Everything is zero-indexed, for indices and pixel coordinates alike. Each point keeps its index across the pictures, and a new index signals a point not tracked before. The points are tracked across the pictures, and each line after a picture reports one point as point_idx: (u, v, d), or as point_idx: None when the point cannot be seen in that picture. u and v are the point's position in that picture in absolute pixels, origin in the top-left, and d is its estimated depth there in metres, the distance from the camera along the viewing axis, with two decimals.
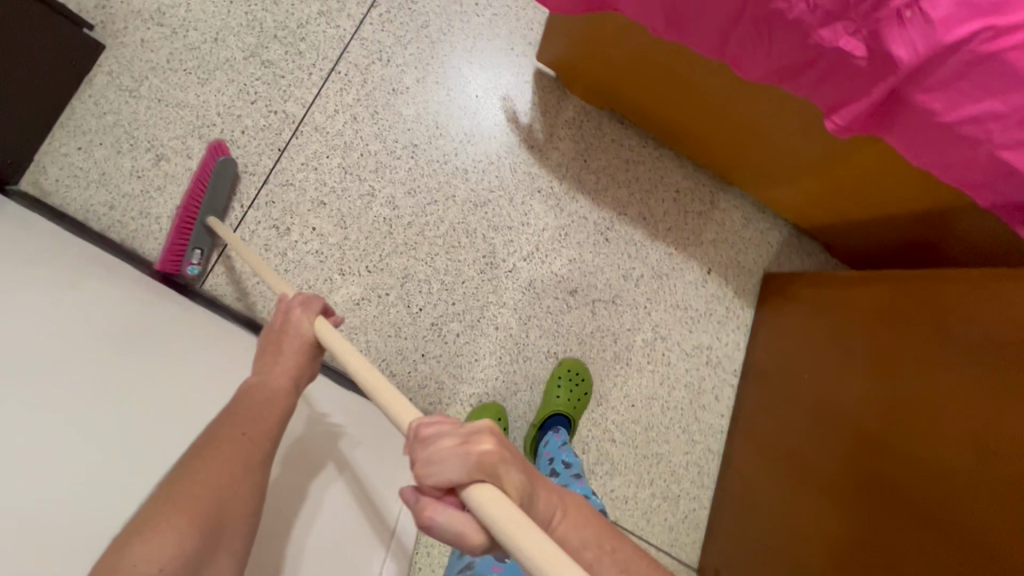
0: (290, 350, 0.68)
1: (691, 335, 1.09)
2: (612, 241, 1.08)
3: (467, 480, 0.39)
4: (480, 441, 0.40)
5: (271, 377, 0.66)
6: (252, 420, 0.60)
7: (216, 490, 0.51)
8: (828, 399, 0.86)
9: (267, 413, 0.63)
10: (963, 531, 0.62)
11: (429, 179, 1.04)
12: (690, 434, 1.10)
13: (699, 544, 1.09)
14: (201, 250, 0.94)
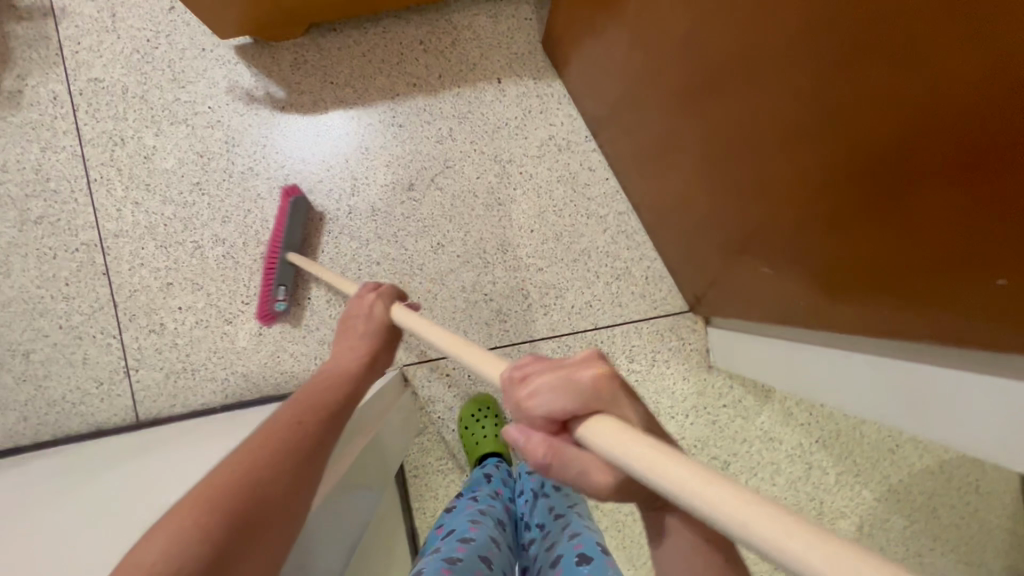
0: (370, 331, 0.74)
1: (528, 140, 1.11)
2: (406, 122, 1.10)
3: (574, 409, 0.36)
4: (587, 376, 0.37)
5: (336, 366, 0.69)
6: (313, 414, 0.56)
7: (256, 479, 0.44)
8: (679, 64, 0.73)
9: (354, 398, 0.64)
10: (845, 90, 0.49)
11: (230, 200, 1.07)
12: (595, 213, 1.11)
13: (671, 286, 1.12)
14: (285, 284, 1.04)
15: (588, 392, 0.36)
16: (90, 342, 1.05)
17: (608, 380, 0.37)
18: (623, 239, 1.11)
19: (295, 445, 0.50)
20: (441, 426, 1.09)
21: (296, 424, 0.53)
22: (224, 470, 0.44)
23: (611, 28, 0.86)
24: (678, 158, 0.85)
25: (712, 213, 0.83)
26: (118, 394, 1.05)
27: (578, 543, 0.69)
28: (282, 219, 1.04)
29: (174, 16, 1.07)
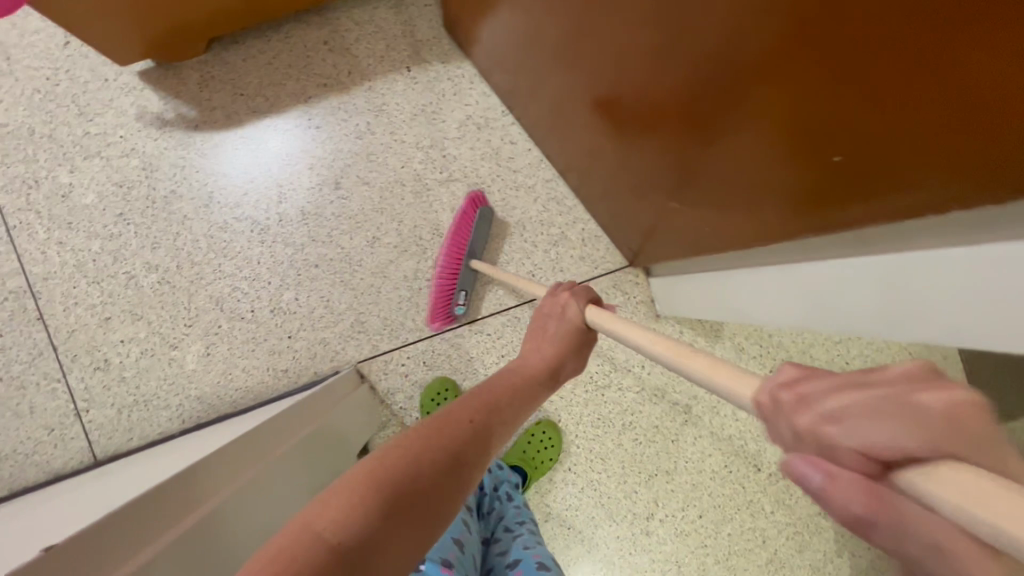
0: (553, 336, 0.68)
1: (446, 123, 1.12)
2: (323, 123, 1.10)
3: (918, 449, 0.23)
4: (907, 392, 0.23)
5: (527, 361, 0.66)
6: (481, 410, 0.53)
7: (408, 473, 0.41)
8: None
9: (515, 405, 0.58)
10: None
11: (157, 226, 1.06)
12: (523, 185, 1.13)
13: (608, 244, 1.14)
14: (465, 290, 1.09)
15: (926, 411, 0.23)
16: (34, 390, 1.03)
17: (969, 416, 0.22)
18: (555, 205, 1.13)
19: (461, 454, 0.46)
20: (404, 416, 1.09)
21: (477, 428, 0.50)
22: (379, 462, 0.41)
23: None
24: (580, 113, 0.88)
25: (620, 160, 0.86)
26: (71, 437, 1.03)
27: (535, 555, 0.83)
28: (463, 226, 1.10)
29: (71, 50, 1.06)
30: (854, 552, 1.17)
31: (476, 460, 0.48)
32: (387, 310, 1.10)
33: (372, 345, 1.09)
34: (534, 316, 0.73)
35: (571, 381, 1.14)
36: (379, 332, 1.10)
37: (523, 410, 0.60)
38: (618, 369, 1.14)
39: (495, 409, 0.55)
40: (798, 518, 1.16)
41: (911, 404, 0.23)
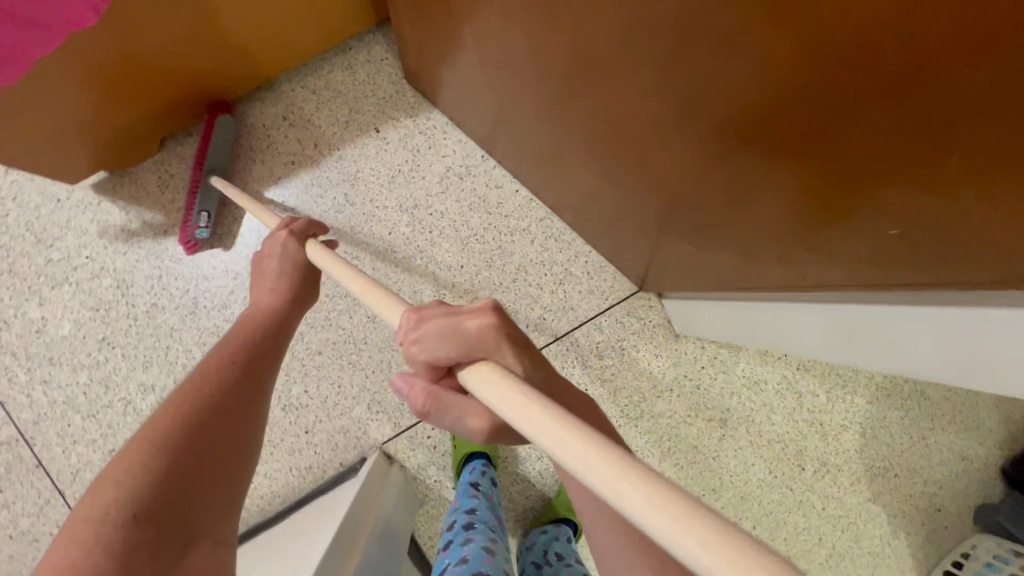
0: (277, 265, 0.76)
1: (427, 178, 1.07)
2: (298, 203, 1.04)
3: (448, 354, 0.45)
4: (473, 326, 0.45)
5: (260, 302, 0.73)
6: (239, 349, 0.63)
7: (163, 441, 0.47)
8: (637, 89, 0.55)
9: (257, 358, 0.63)
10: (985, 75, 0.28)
11: (144, 344, 1.00)
12: (518, 228, 1.09)
13: (614, 272, 1.10)
14: (207, 212, 0.98)
15: (468, 335, 0.45)
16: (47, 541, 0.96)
17: (490, 329, 0.45)
18: (553, 243, 1.09)
19: (183, 416, 0.51)
20: (441, 488, 1.05)
21: (200, 390, 0.55)
22: (140, 440, 0.48)
23: (462, 53, 0.84)
24: (574, 157, 0.83)
25: (624, 201, 0.82)
26: None
27: None
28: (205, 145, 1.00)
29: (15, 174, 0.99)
30: (907, 530, 1.17)
31: (216, 410, 0.53)
32: None
33: (394, 423, 1.05)
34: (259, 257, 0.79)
35: None
36: (399, 408, 1.05)
37: (269, 366, 0.64)
38: (648, 397, 1.11)
39: (229, 369, 0.59)
40: (848, 508, 1.16)
41: (462, 333, 0.45)
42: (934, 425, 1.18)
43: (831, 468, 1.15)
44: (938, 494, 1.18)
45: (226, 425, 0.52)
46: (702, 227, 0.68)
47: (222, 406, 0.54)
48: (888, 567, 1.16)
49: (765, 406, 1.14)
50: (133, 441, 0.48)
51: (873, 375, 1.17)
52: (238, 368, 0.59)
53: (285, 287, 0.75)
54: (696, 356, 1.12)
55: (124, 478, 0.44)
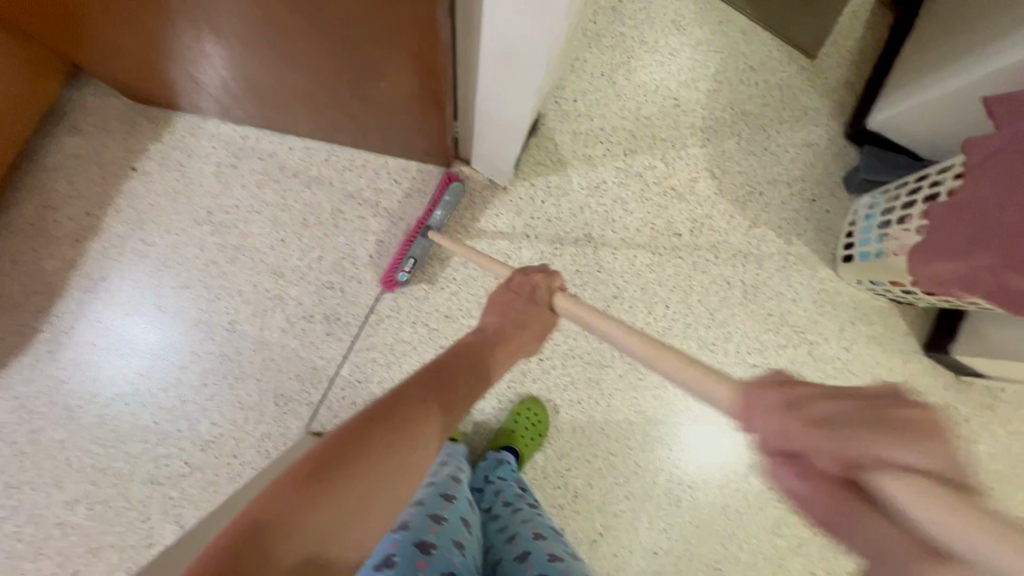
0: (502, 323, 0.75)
1: (204, 183, 1.08)
2: (104, 271, 1.05)
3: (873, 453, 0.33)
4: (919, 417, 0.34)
5: (486, 338, 0.74)
6: (451, 379, 0.64)
7: (357, 454, 0.50)
8: None
9: (460, 381, 0.64)
10: None
11: (46, 468, 1.01)
12: (310, 178, 1.10)
13: (417, 167, 1.13)
14: (412, 258, 1.08)
15: (922, 431, 0.34)
16: None
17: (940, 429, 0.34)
18: (350, 175, 1.11)
19: (369, 428, 0.52)
20: None
21: (403, 410, 0.56)
22: (332, 447, 0.50)
23: (116, 31, 0.86)
24: (267, 62, 0.85)
25: (330, 70, 0.84)
26: None
27: (534, 526, 0.83)
28: (440, 199, 1.10)
29: None
30: (797, 232, 1.22)
31: (397, 435, 0.53)
32: (295, 367, 1.08)
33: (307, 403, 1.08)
34: (502, 286, 0.80)
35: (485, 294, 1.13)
36: (303, 389, 1.08)
37: (464, 395, 0.63)
38: (512, 253, 1.14)
39: (429, 389, 0.60)
40: (738, 245, 1.21)
41: (904, 427, 0.34)
42: (768, 133, 1.23)
43: (704, 220, 1.20)
44: (807, 188, 1.23)
45: (398, 451, 0.52)
46: (358, 32, 0.71)
47: (406, 426, 0.54)
48: (799, 272, 1.22)
49: (617, 203, 1.18)
50: (336, 437, 0.51)
51: (693, 123, 1.21)
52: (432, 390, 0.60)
53: (504, 326, 0.76)
54: (532, 195, 1.15)
55: (312, 480, 0.46)
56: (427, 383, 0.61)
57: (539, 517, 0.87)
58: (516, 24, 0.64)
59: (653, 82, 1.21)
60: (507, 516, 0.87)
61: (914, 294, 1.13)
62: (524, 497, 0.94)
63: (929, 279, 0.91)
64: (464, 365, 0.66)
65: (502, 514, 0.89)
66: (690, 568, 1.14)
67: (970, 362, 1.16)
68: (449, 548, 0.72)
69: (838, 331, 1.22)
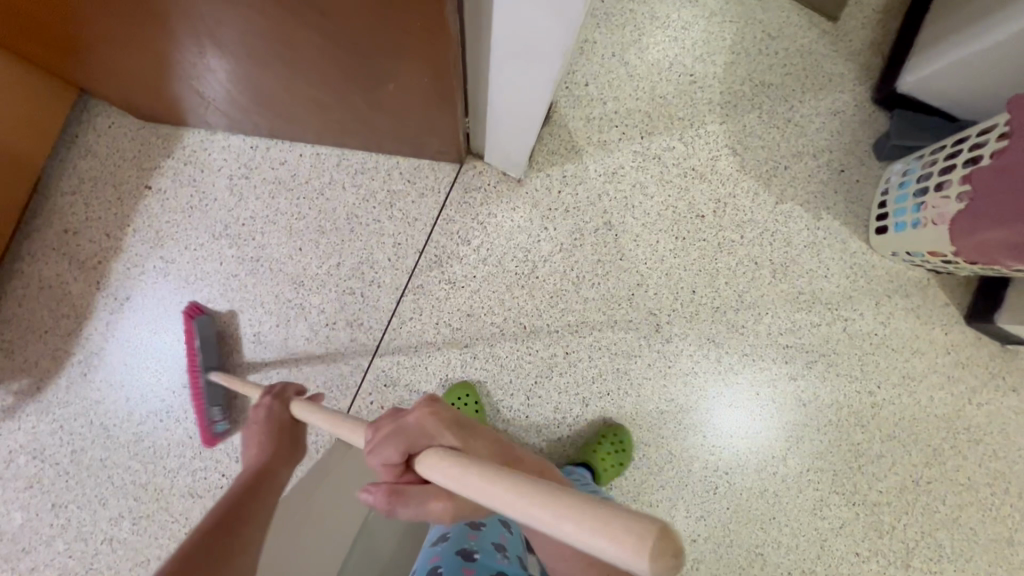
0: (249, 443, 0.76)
1: (219, 197, 1.08)
2: (129, 291, 1.06)
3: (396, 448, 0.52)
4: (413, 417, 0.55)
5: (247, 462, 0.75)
6: (263, 504, 0.67)
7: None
8: None
9: (267, 502, 0.68)
10: None
11: (90, 487, 1.03)
12: (323, 184, 1.09)
13: (429, 166, 1.11)
14: (218, 405, 1.02)
15: (410, 424, 0.54)
16: None
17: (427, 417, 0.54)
18: (363, 178, 1.10)
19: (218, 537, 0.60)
20: None
21: (242, 531, 0.62)
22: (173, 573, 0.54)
23: (118, 50, 0.85)
24: (271, 69, 0.84)
25: (338, 75, 0.82)
26: None
27: None
28: (190, 344, 1.03)
29: None
30: (826, 206, 1.17)
31: (235, 547, 0.60)
32: (321, 375, 1.08)
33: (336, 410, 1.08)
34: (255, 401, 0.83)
35: (506, 291, 1.11)
36: (330, 396, 1.08)
37: (273, 498, 0.69)
38: (531, 247, 1.12)
39: (249, 498, 0.67)
40: (764, 223, 1.16)
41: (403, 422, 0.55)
42: (791, 104, 1.17)
43: (728, 199, 1.16)
44: (835, 158, 1.18)
45: (233, 561, 0.58)
46: (360, 33, 0.68)
47: (234, 536, 0.61)
48: (831, 247, 1.17)
49: (637, 188, 1.14)
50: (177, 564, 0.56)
51: (711, 98, 1.16)
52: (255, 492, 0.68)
53: (268, 440, 0.76)
54: (548, 186, 1.12)
55: None
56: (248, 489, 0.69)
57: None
58: (529, 18, 0.61)
59: (667, 59, 1.16)
60: None
61: (955, 264, 1.08)
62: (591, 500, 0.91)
63: (974, 249, 0.87)
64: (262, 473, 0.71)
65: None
66: (730, 554, 1.13)
67: (1018, 331, 1.11)
68: None
69: (874, 306, 1.17)
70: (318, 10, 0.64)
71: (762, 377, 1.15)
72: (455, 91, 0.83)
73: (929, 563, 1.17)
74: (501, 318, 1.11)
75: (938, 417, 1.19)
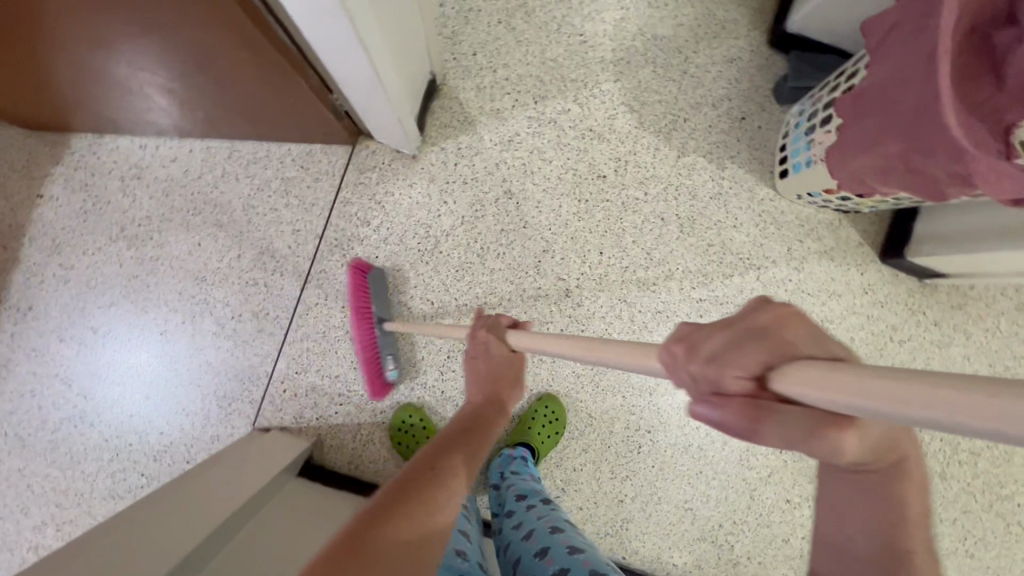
0: (484, 368, 0.80)
1: (112, 199, 1.08)
2: (31, 300, 1.06)
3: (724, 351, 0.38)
4: (761, 316, 0.39)
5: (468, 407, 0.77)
6: (473, 448, 0.65)
7: (416, 518, 0.50)
8: None
9: (478, 450, 0.64)
10: None
11: (9, 497, 1.04)
12: (216, 178, 1.09)
13: (323, 150, 1.11)
14: (390, 354, 1.07)
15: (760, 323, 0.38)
16: None
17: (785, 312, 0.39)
18: (256, 168, 1.09)
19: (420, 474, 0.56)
20: (326, 419, 1.09)
21: (456, 474, 0.58)
22: (388, 504, 0.50)
23: None
24: (110, 70, 0.83)
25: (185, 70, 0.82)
26: None
27: (546, 520, 0.77)
28: (361, 294, 1.06)
29: None
30: (729, 155, 1.16)
31: (444, 483, 0.55)
32: (233, 367, 1.09)
33: (250, 401, 1.09)
34: (467, 353, 0.83)
35: (410, 269, 1.11)
36: (243, 388, 1.09)
37: (484, 447, 0.67)
38: (432, 222, 1.12)
39: (466, 437, 0.66)
40: (667, 178, 1.15)
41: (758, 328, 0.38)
42: (685, 55, 1.16)
43: (628, 157, 1.15)
44: (734, 106, 1.16)
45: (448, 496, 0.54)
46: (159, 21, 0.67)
47: (444, 467, 0.58)
48: (736, 196, 1.16)
49: (535, 154, 1.13)
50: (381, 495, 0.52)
51: (603, 57, 1.15)
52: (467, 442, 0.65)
53: (487, 390, 0.78)
54: (445, 160, 1.12)
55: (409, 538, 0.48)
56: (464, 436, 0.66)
57: (553, 511, 0.82)
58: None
59: (555, 21, 1.15)
60: (521, 512, 0.82)
61: (855, 201, 1.07)
62: (540, 490, 0.90)
63: (850, 180, 0.86)
64: (486, 421, 0.72)
65: (515, 511, 0.85)
66: (660, 512, 1.14)
67: (925, 262, 1.11)
68: (443, 550, 0.67)
69: (786, 252, 1.17)
70: (104, 5, 0.63)
71: None
72: (298, 62, 0.81)
73: None
74: (407, 296, 1.10)
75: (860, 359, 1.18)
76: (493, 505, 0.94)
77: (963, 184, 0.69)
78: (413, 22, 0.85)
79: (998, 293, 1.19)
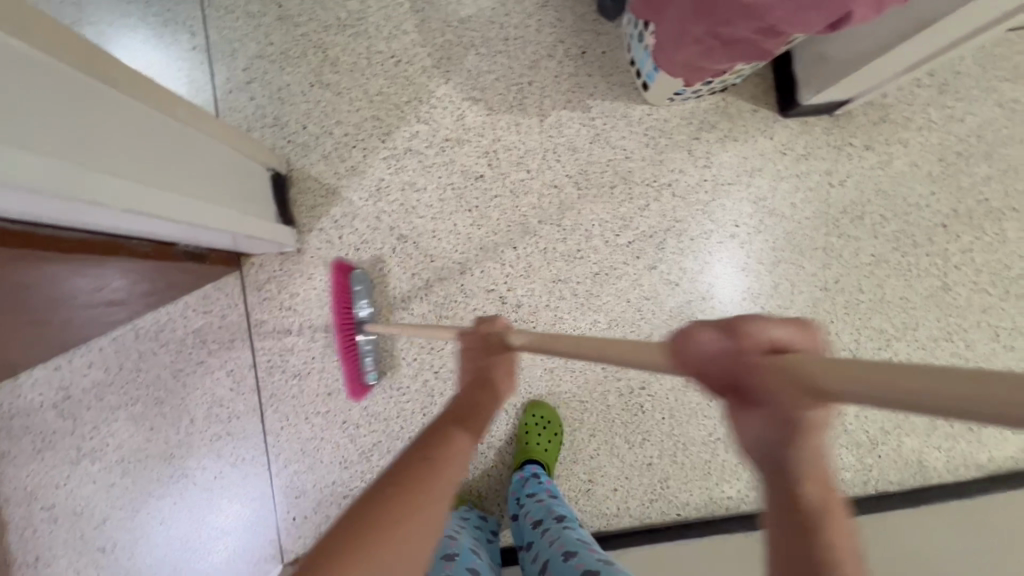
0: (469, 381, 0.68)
1: (55, 427, 1.08)
2: (34, 552, 1.08)
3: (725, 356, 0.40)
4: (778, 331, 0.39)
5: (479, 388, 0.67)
6: (467, 438, 0.57)
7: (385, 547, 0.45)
8: None
9: (475, 433, 0.58)
10: None
11: None
12: (136, 361, 1.09)
13: (215, 287, 1.10)
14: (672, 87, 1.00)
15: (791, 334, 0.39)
16: None
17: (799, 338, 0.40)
18: (166, 334, 1.09)
19: (386, 497, 0.48)
20: None
21: (447, 470, 0.52)
22: (378, 507, 0.47)
23: None
24: None
25: None
26: None
27: (559, 545, 0.75)
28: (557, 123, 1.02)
29: None
30: (589, 94, 1.11)
31: (426, 485, 0.50)
32: (238, 520, 1.09)
33: (269, 543, 1.09)
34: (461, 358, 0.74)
35: None
36: (257, 534, 1.09)
37: (478, 430, 0.60)
38: None
39: (456, 427, 0.57)
40: (540, 147, 1.11)
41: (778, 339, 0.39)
42: (499, 23, 1.11)
43: (495, 146, 1.11)
44: (569, 45, 1.11)
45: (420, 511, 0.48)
46: None
47: (440, 456, 0.53)
48: (615, 128, 1.11)
49: (408, 189, 1.10)
50: (406, 487, 0.49)
51: (424, 66, 1.11)
52: (439, 456, 0.53)
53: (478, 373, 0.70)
54: (329, 238, 1.10)
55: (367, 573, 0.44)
56: (438, 435, 0.56)
57: (565, 531, 0.79)
58: (96, 218, 0.63)
59: (363, 56, 1.11)
60: (538, 541, 0.80)
61: (724, 78, 1.01)
62: (557, 508, 0.88)
63: (688, 72, 0.80)
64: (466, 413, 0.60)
65: (532, 541, 0.82)
66: (692, 456, 1.11)
67: (823, 98, 1.04)
68: None
69: (688, 156, 1.11)
70: None
71: (625, 285, 1.11)
72: (82, 240, 0.73)
73: (881, 353, 1.12)
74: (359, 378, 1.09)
75: (811, 218, 1.12)
76: (516, 538, 0.91)
77: (773, 35, 0.65)
78: (180, 143, 0.76)
79: (915, 88, 1.12)
